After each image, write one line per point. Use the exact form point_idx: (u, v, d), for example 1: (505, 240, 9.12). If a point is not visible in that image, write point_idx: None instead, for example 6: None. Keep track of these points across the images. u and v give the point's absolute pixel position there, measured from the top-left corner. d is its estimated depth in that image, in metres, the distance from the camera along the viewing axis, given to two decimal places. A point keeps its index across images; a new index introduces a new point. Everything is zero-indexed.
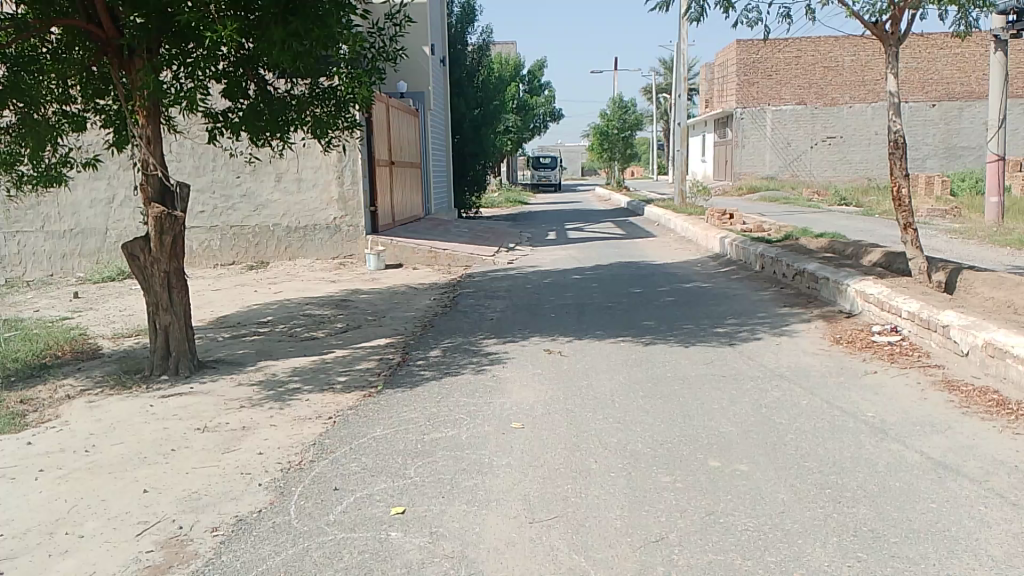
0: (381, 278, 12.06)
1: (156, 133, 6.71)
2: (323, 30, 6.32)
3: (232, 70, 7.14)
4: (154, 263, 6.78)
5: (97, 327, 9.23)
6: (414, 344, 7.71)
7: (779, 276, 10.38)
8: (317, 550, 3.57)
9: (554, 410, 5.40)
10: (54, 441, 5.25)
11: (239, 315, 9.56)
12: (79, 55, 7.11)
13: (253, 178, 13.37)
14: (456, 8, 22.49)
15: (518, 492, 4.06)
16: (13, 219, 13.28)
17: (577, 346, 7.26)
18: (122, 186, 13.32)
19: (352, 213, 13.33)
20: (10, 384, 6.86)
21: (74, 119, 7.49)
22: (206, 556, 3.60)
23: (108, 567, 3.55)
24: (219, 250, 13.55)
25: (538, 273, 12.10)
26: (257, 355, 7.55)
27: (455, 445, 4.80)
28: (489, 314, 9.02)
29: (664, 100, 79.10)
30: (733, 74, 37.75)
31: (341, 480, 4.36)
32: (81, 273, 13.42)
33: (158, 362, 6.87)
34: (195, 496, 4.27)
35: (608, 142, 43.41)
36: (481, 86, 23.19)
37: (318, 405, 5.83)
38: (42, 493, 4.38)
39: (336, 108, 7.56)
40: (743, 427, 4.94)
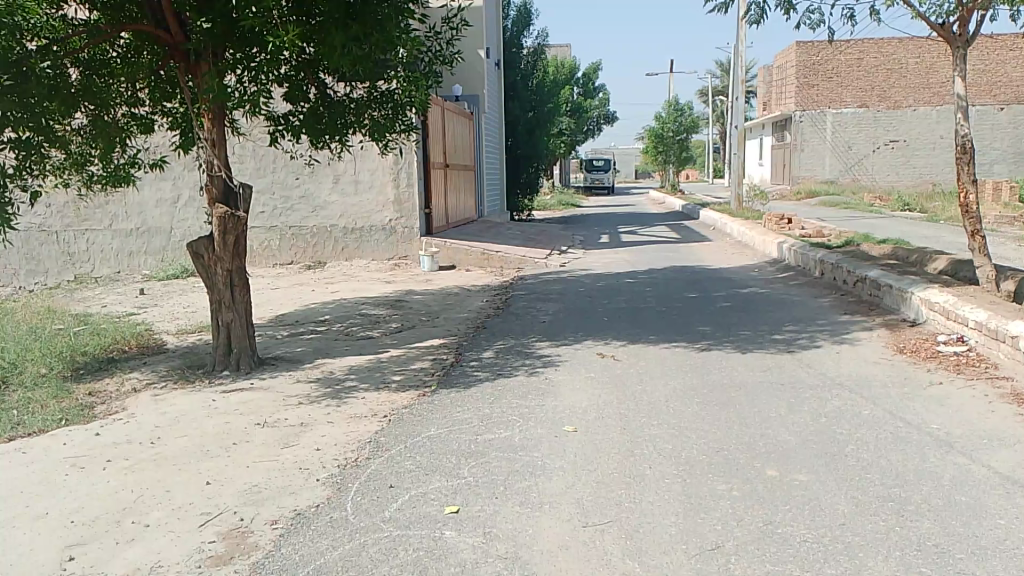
0: (435, 279, 12.17)
1: (221, 135, 6.94)
2: (382, 33, 6.47)
3: (294, 74, 7.31)
4: (217, 262, 6.97)
5: (161, 323, 9.52)
6: (467, 345, 7.75)
7: (839, 283, 10.15)
8: (374, 546, 3.63)
9: (608, 414, 5.37)
10: (121, 432, 5.43)
11: (297, 313, 9.76)
12: (148, 58, 7.39)
13: (311, 179, 13.63)
14: (511, 10, 22.59)
15: (571, 496, 4.06)
16: (83, 217, 13.77)
17: (631, 350, 7.23)
18: (187, 186, 13.73)
19: (407, 215, 13.49)
20: (79, 377, 7.12)
21: (142, 121, 7.77)
22: (266, 548, 3.68)
23: (171, 556, 3.66)
24: (278, 250, 13.83)
25: (592, 276, 12.07)
26: (315, 353, 7.70)
27: (509, 446, 4.82)
28: (542, 316, 9.03)
29: (721, 104, 78.07)
30: (791, 76, 37.19)
31: (396, 477, 4.42)
32: (146, 270, 13.85)
33: (220, 358, 7.05)
34: (256, 490, 4.37)
35: (662, 145, 42.86)
36: (535, 90, 23.23)
37: (374, 403, 5.93)
38: (110, 482, 4.54)
39: (393, 111, 7.65)
40: (801, 436, 4.85)
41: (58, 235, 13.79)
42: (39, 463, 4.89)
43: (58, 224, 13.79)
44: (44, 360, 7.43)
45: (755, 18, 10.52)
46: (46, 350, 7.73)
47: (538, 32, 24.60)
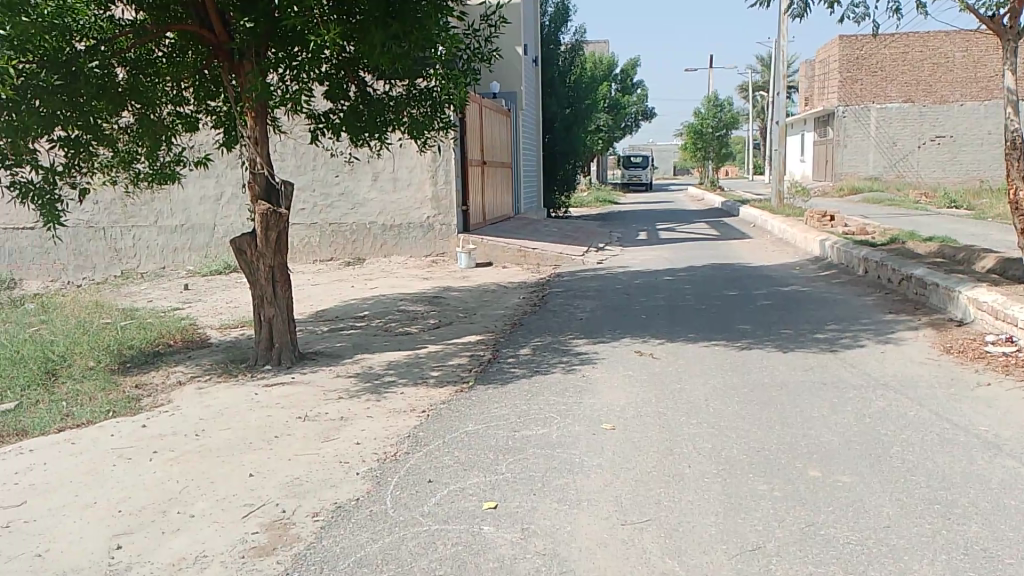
0: (472, 276, 12.22)
1: (263, 133, 7.03)
2: (422, 31, 6.52)
3: (334, 72, 7.38)
4: (260, 258, 7.09)
5: (204, 318, 9.70)
6: (504, 342, 7.77)
7: (883, 281, 9.97)
8: (413, 540, 3.66)
9: (646, 412, 5.34)
10: (166, 425, 5.56)
11: (337, 309, 9.87)
12: (193, 58, 7.53)
13: (350, 177, 13.76)
14: (549, 7, 22.53)
15: (610, 493, 4.05)
16: (130, 214, 14.09)
17: (669, 348, 7.19)
18: (230, 184, 13.96)
19: (444, 212, 13.57)
20: (126, 370, 7.29)
21: (187, 120, 7.91)
22: (307, 540, 3.74)
23: (216, 546, 3.73)
24: (318, 246, 14.00)
25: (629, 273, 12.02)
26: (354, 349, 7.78)
27: (546, 443, 4.82)
28: (579, 313, 9.01)
29: (761, 99, 77.06)
30: (835, 71, 36.68)
31: (435, 473, 4.45)
32: (190, 265, 14.12)
33: (262, 353, 7.17)
34: (298, 482, 4.43)
35: (701, 141, 42.41)
36: (572, 86, 23.16)
37: (413, 398, 5.98)
38: (156, 474, 4.64)
39: (432, 108, 7.69)
40: (845, 437, 4.77)
41: (106, 232, 14.13)
42: (89, 454, 5.01)
43: (106, 221, 14.12)
44: (93, 353, 7.64)
45: (797, 12, 10.37)
46: (94, 344, 7.94)
47: (576, 29, 24.52)
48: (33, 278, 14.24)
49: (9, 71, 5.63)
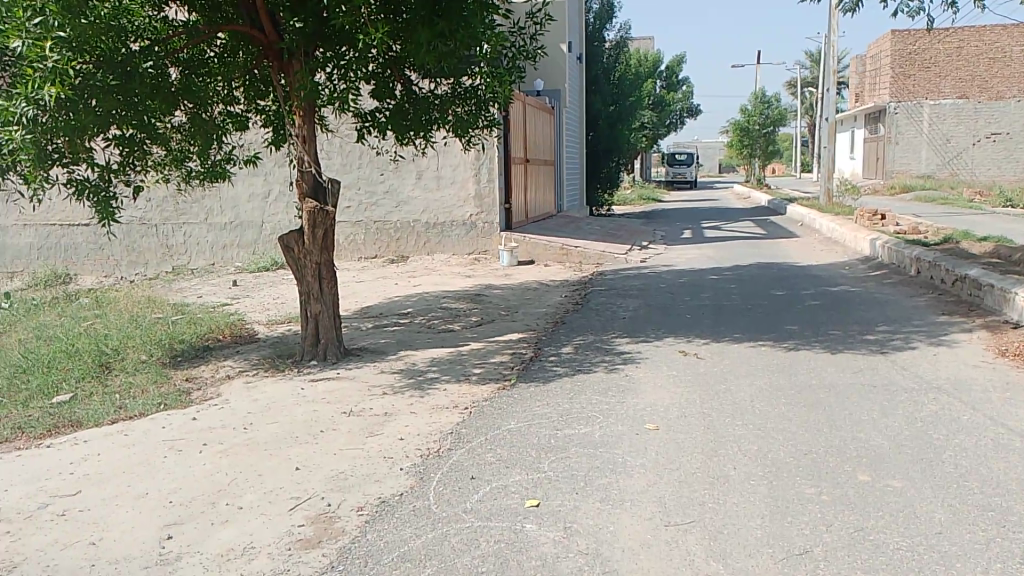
0: (515, 274, 12.24)
1: (311, 132, 7.14)
2: (468, 29, 6.56)
3: (381, 71, 7.45)
4: (307, 255, 7.20)
5: (252, 313, 9.88)
6: (546, 340, 7.77)
7: (936, 282, 9.73)
8: (455, 536, 3.68)
9: (691, 413, 5.29)
10: (215, 418, 5.68)
11: (381, 306, 9.97)
12: (243, 58, 7.67)
13: (395, 175, 13.88)
14: (593, 4, 22.43)
15: (654, 494, 4.02)
16: (181, 212, 14.41)
17: (714, 348, 7.11)
18: (277, 182, 14.19)
19: (487, 210, 13.63)
20: (177, 363, 7.47)
21: (237, 119, 8.08)
22: (352, 534, 3.79)
23: (263, 538, 3.80)
24: (363, 244, 14.12)
25: (673, 272, 11.91)
26: (397, 345, 7.85)
27: (589, 441, 4.81)
28: (622, 312, 8.96)
29: (809, 95, 75.71)
30: (885, 66, 35.83)
31: (477, 469, 4.47)
32: (238, 262, 14.39)
33: (309, 348, 7.28)
34: (343, 476, 4.49)
35: (748, 138, 41.80)
36: (617, 83, 23.02)
37: (455, 395, 6.01)
38: (206, 465, 4.75)
39: (477, 107, 7.74)
40: (895, 441, 4.66)
41: (158, 229, 14.47)
42: (141, 446, 5.15)
43: (158, 218, 14.47)
44: (145, 347, 7.85)
45: (850, 6, 10.17)
46: (147, 338, 8.15)
47: (620, 26, 24.37)
48: (88, 274, 14.65)
49: (68, 72, 5.81)
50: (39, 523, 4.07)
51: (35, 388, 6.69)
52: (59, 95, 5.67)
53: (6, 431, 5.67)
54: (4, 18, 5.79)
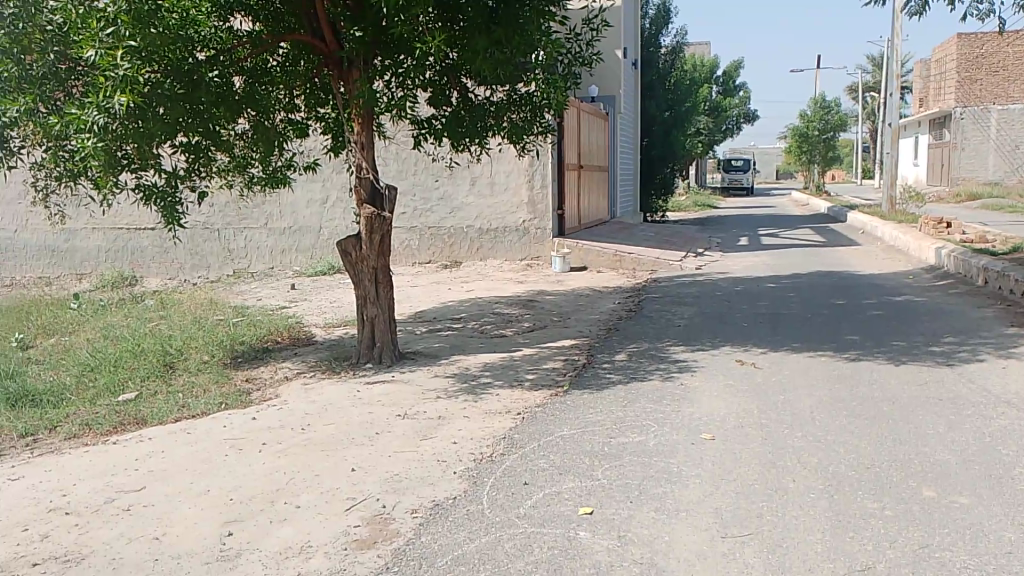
0: (567, 280, 12.22)
1: (369, 139, 7.27)
2: (523, 37, 6.61)
3: (438, 79, 7.54)
4: (364, 260, 7.31)
5: (310, 316, 10.07)
6: (599, 347, 7.73)
7: (1005, 293, 9.41)
8: (509, 541, 3.69)
9: (747, 423, 5.21)
10: (274, 418, 5.80)
11: (435, 310, 10.06)
12: (305, 67, 7.86)
13: (449, 181, 13.99)
14: (650, 9, 22.31)
15: (710, 505, 3.96)
16: (243, 216, 14.77)
17: (771, 358, 6.98)
18: (335, 188, 14.45)
19: (540, 216, 13.68)
20: (238, 364, 7.66)
21: (298, 126, 8.24)
22: (406, 536, 3.83)
23: (321, 537, 3.87)
24: (416, 249, 14.24)
25: (729, 280, 11.73)
26: (451, 349, 7.92)
27: (642, 450, 4.77)
28: (677, 319, 8.87)
29: (871, 100, 73.91)
30: (951, 72, 35.03)
31: (530, 475, 4.48)
32: (296, 266, 14.68)
33: (364, 351, 7.39)
34: (397, 478, 4.55)
35: (807, 144, 40.92)
36: (672, 89, 22.83)
37: (508, 400, 6.03)
38: (265, 464, 4.86)
39: (532, 113, 7.79)
40: (962, 456, 4.51)
41: (220, 233, 14.86)
42: (202, 444, 5.29)
43: (220, 222, 14.86)
44: (207, 348, 8.07)
45: (915, 10, 9.96)
46: (209, 339, 8.38)
47: (677, 31, 24.19)
48: (153, 276, 15.12)
49: (137, 81, 6.02)
50: (105, 517, 4.21)
51: (102, 386, 6.95)
52: (129, 103, 5.88)
53: (75, 427, 5.90)
54: (79, 28, 6.06)
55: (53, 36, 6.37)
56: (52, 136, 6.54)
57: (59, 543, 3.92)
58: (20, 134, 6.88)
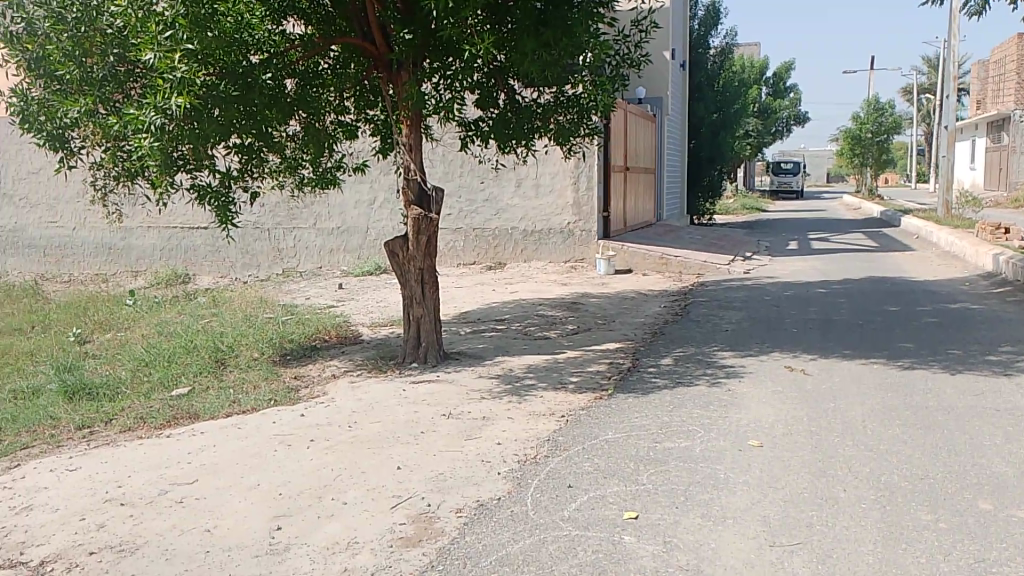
0: (611, 283, 12.17)
1: (417, 141, 7.35)
2: (571, 38, 6.61)
3: (485, 81, 7.57)
4: (410, 260, 7.39)
5: (357, 315, 10.21)
6: (645, 351, 7.68)
7: None
8: (553, 543, 3.70)
9: (796, 431, 5.12)
10: (321, 415, 5.89)
11: (479, 311, 10.11)
12: (355, 70, 8.00)
13: (495, 183, 14.04)
14: (699, 10, 22.06)
15: (757, 513, 3.91)
16: (292, 216, 15.03)
17: (822, 364, 6.85)
18: (382, 189, 14.61)
19: (585, 218, 13.64)
20: (287, 361, 7.79)
21: (347, 128, 8.35)
22: (451, 535, 3.85)
23: (367, 534, 3.92)
24: (461, 251, 14.31)
25: (778, 285, 11.55)
26: (495, 350, 7.94)
27: (688, 456, 4.73)
28: (724, 324, 8.77)
29: (926, 101, 72.03)
30: (1012, 75, 34.19)
31: (574, 477, 4.48)
32: (343, 265, 14.88)
33: (410, 351, 7.45)
34: (442, 477, 4.59)
35: (859, 147, 39.88)
36: (721, 91, 22.55)
37: (552, 402, 6.02)
38: (314, 460, 4.94)
39: (579, 115, 7.78)
40: (1020, 469, 4.37)
41: (270, 233, 15.14)
42: (252, 439, 5.40)
43: (270, 222, 15.13)
44: (257, 345, 8.23)
45: (976, 9, 9.65)
46: (259, 337, 8.55)
47: (727, 31, 23.88)
48: (205, 274, 15.47)
49: (194, 83, 6.18)
50: (159, 508, 4.33)
51: (156, 380, 7.15)
52: (185, 104, 6.04)
53: (131, 420, 6.07)
54: (139, 32, 6.26)
55: (113, 39, 6.58)
56: (111, 136, 6.75)
57: (115, 533, 4.04)
58: (81, 135, 7.12)
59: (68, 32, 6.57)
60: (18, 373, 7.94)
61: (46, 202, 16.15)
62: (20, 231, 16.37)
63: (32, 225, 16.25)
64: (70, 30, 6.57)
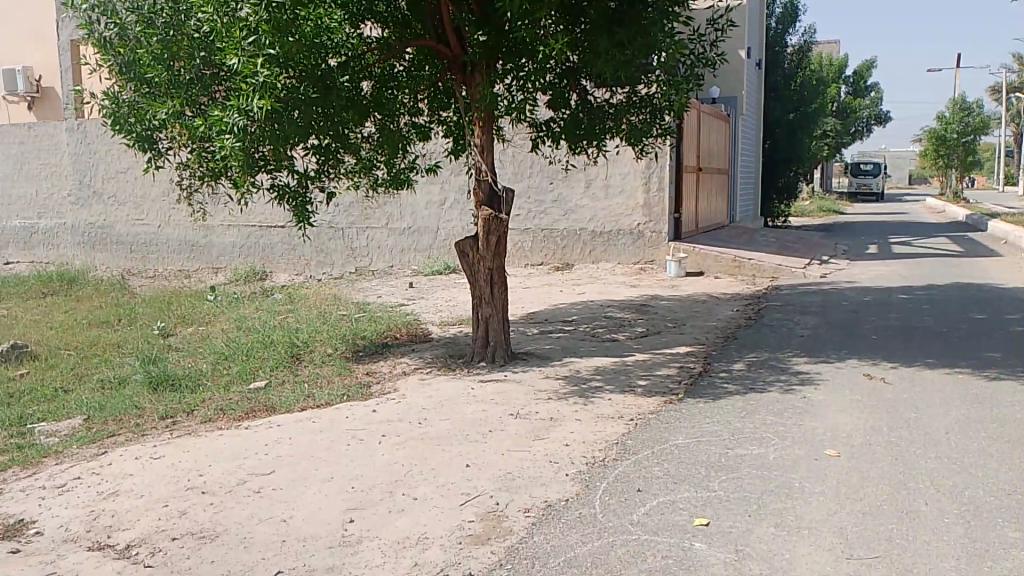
0: (682, 285, 12.02)
1: (489, 142, 7.40)
2: (645, 38, 6.54)
3: (558, 82, 7.57)
4: (480, 261, 7.44)
5: (427, 314, 10.33)
6: (716, 355, 7.56)
7: None
8: (622, 547, 3.67)
9: (875, 441, 4.96)
10: (393, 411, 5.99)
11: (546, 312, 10.11)
12: (429, 71, 8.10)
13: (564, 183, 14.02)
14: (776, 7, 21.58)
15: (833, 524, 3.81)
16: (366, 215, 15.33)
17: (903, 373, 6.61)
18: (453, 190, 14.75)
19: (656, 219, 13.51)
20: (359, 357, 7.96)
21: (421, 130, 8.47)
22: (519, 534, 3.88)
23: (437, 530, 3.97)
24: (530, 251, 14.34)
25: (855, 290, 11.19)
26: (562, 351, 7.95)
27: (762, 464, 4.63)
28: (799, 330, 8.55)
29: (1016, 101, 68.73)
30: None
31: (644, 482, 4.43)
32: (413, 265, 15.09)
33: (479, 350, 7.52)
34: (511, 476, 4.61)
35: (944, 147, 38.39)
36: (798, 90, 21.98)
37: (621, 405, 5.99)
38: (385, 455, 5.03)
39: (652, 115, 7.69)
40: None
41: (344, 232, 15.47)
42: (327, 432, 5.55)
43: (344, 222, 15.46)
44: (331, 341, 8.44)
45: None
46: (333, 333, 8.75)
47: (806, 29, 23.28)
48: (281, 272, 15.91)
49: (275, 86, 6.38)
50: (238, 497, 4.48)
51: (235, 373, 7.41)
52: (265, 106, 6.24)
53: (211, 412, 6.30)
54: (223, 36, 6.49)
55: (199, 43, 6.85)
56: (196, 137, 7.01)
57: (195, 520, 4.19)
58: (168, 136, 7.40)
59: (157, 35, 6.89)
60: (106, 364, 8.32)
61: (134, 202, 16.89)
62: (110, 228, 17.17)
63: (121, 223, 17.04)
64: (159, 34, 6.89)
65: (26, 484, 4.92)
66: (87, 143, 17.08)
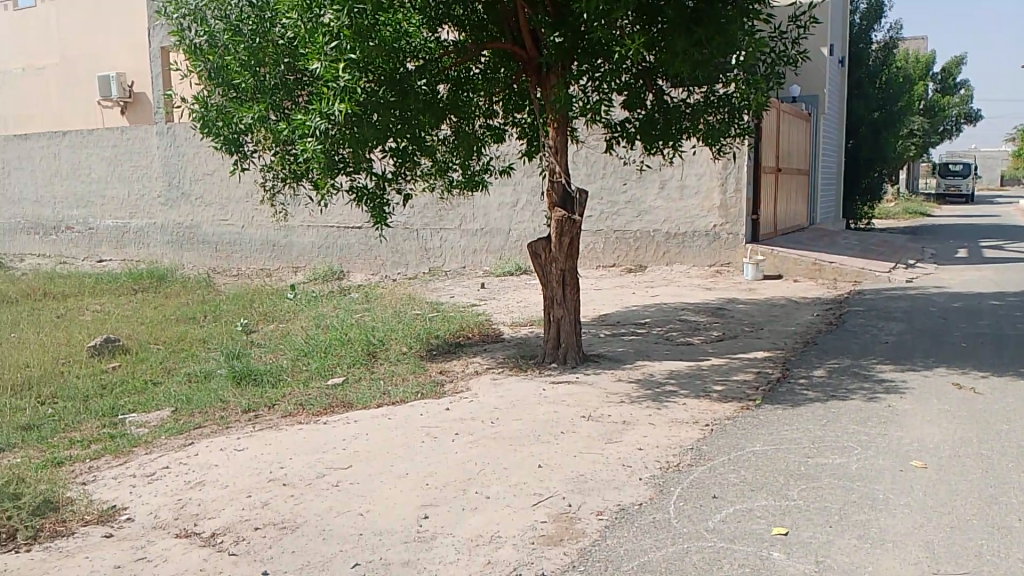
0: (759, 289, 11.76)
1: (563, 143, 7.40)
2: (725, 36, 6.44)
3: (634, 82, 7.51)
4: (553, 262, 7.45)
5: (499, 315, 10.39)
6: (795, 361, 7.37)
7: None
8: (697, 553, 3.62)
9: (965, 453, 4.74)
10: (466, 410, 6.06)
11: (619, 314, 10.04)
12: (505, 74, 8.13)
13: (638, 184, 13.90)
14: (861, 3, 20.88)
15: (920, 537, 3.67)
16: (439, 216, 15.53)
17: (995, 383, 6.31)
18: (526, 191, 14.79)
19: (732, 221, 13.25)
20: (432, 356, 8.06)
21: (496, 132, 8.51)
22: (592, 537, 3.86)
23: (510, 529, 4.00)
24: (602, 252, 14.26)
25: (944, 295, 10.73)
26: (635, 354, 7.88)
27: (843, 473, 4.49)
28: (883, 336, 8.25)
29: None
30: None
31: (720, 489, 4.35)
32: (485, 265, 15.20)
33: (550, 351, 7.52)
34: (584, 478, 4.60)
35: None
36: (883, 88, 21.22)
37: (695, 410, 5.90)
38: (457, 453, 5.09)
39: (730, 114, 7.55)
40: None
41: (418, 233, 15.71)
42: (400, 430, 5.64)
43: (418, 222, 15.69)
44: (405, 340, 8.58)
45: None
46: (407, 332, 8.89)
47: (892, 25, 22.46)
48: (357, 271, 16.27)
49: (355, 90, 6.53)
50: (317, 490, 4.60)
51: (314, 369, 7.62)
52: (347, 110, 6.39)
53: (291, 406, 6.49)
54: (307, 42, 6.68)
55: (284, 49, 7.07)
56: (280, 141, 7.21)
57: (277, 511, 4.33)
58: (254, 140, 7.60)
59: (245, 43, 7.15)
60: (193, 358, 8.68)
61: (219, 203, 17.54)
62: (197, 228, 17.87)
63: (206, 223, 17.73)
64: (246, 41, 7.15)
65: (119, 472, 5.16)
66: (176, 146, 17.85)
